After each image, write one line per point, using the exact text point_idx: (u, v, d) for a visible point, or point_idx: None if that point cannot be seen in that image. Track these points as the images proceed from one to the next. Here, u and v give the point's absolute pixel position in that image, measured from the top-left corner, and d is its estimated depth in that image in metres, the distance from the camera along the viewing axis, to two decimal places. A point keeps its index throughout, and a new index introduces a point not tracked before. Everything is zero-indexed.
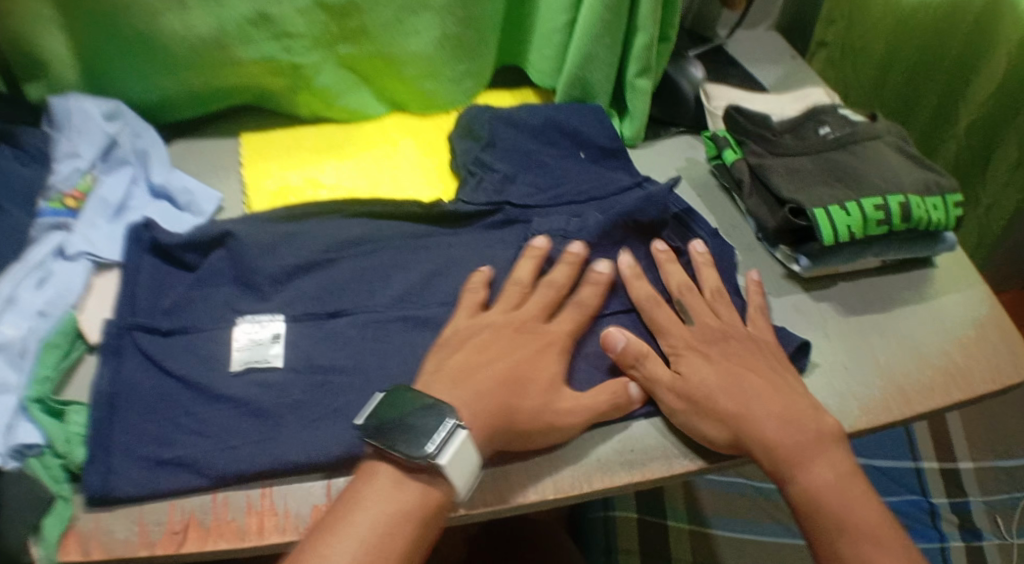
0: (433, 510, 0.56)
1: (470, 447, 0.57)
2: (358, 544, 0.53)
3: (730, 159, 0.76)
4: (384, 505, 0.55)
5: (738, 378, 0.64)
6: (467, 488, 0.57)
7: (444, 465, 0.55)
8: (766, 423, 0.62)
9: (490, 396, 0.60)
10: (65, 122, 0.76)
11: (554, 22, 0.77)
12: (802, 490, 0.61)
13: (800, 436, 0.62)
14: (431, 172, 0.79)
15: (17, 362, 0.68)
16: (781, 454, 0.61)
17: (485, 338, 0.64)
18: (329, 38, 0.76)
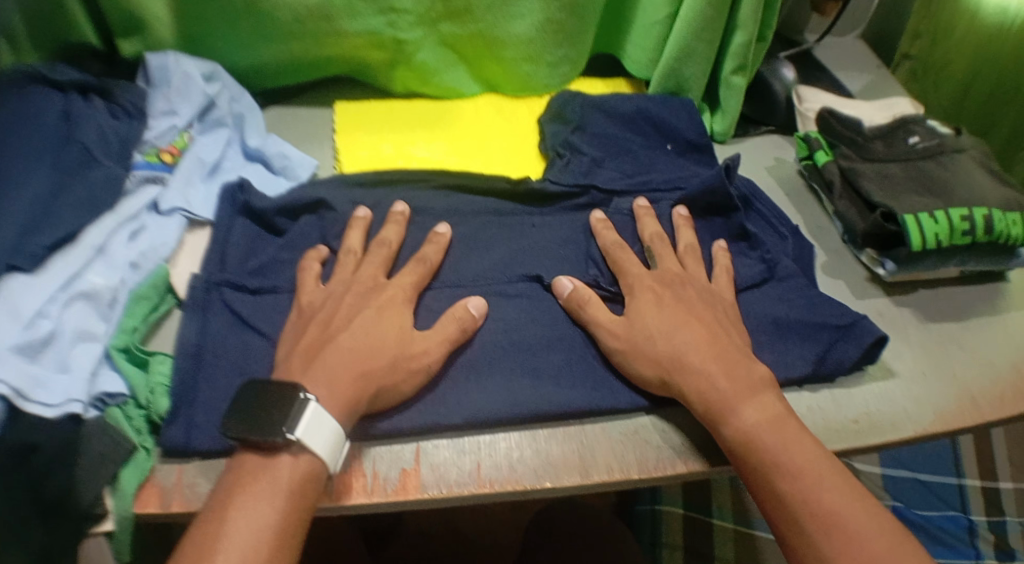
0: (310, 482, 0.57)
1: (325, 416, 0.57)
2: (242, 533, 0.54)
3: (821, 161, 0.78)
4: (270, 485, 0.56)
5: (659, 332, 0.64)
6: (336, 458, 0.58)
7: (299, 438, 0.56)
8: (697, 372, 0.62)
9: (345, 365, 0.61)
10: (162, 80, 0.78)
11: (655, 15, 0.78)
12: (737, 434, 0.59)
13: (738, 382, 0.61)
14: (521, 154, 0.79)
15: (106, 312, 0.68)
16: (711, 396, 0.61)
17: (351, 302, 0.65)
18: (434, 16, 0.77)
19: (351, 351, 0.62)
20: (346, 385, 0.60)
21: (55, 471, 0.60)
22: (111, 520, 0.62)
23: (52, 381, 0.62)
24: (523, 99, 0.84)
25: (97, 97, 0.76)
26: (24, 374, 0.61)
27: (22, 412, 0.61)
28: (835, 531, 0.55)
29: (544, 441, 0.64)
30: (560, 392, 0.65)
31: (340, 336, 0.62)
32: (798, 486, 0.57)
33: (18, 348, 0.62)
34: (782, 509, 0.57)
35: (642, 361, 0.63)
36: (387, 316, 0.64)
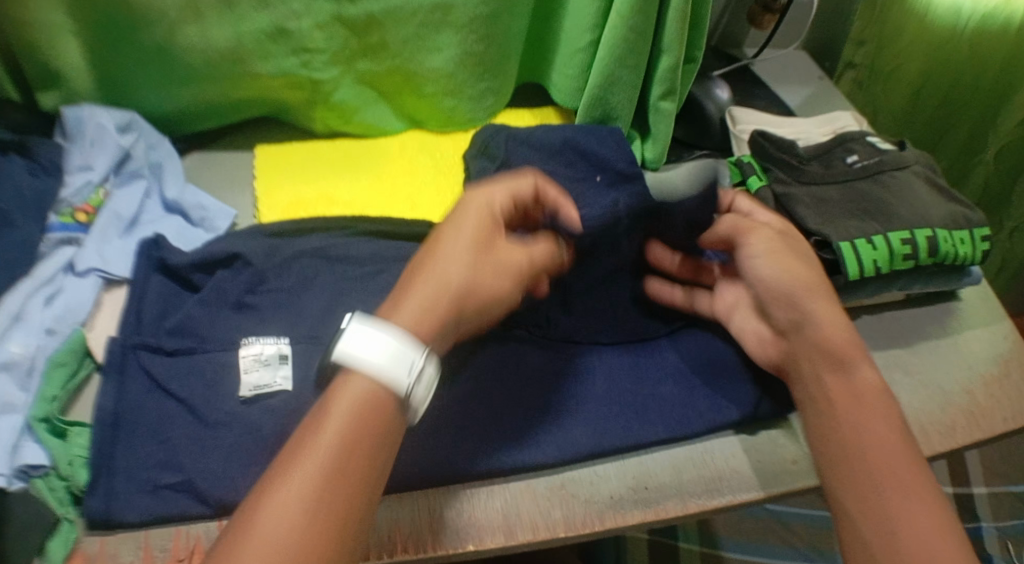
0: (377, 408, 0.51)
1: (373, 329, 0.52)
2: (302, 465, 0.48)
3: (755, 187, 0.75)
4: (354, 407, 0.51)
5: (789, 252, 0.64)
6: (404, 374, 0.52)
7: (347, 354, 0.52)
8: (815, 301, 0.62)
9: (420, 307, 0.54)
10: (77, 132, 0.75)
11: (578, 42, 0.75)
12: (864, 385, 0.60)
13: (841, 322, 0.62)
14: (447, 193, 0.77)
15: (24, 381, 0.66)
16: (834, 344, 0.61)
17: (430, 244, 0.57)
18: (349, 53, 0.75)
19: (434, 272, 0.55)
20: (420, 304, 0.54)
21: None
22: None
23: None
24: (451, 132, 0.82)
25: (17, 154, 0.74)
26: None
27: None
28: (909, 496, 0.54)
29: (467, 502, 0.61)
30: (482, 451, 0.62)
31: (439, 249, 0.56)
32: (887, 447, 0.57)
33: None
34: (857, 469, 0.57)
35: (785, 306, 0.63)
36: (477, 210, 0.58)
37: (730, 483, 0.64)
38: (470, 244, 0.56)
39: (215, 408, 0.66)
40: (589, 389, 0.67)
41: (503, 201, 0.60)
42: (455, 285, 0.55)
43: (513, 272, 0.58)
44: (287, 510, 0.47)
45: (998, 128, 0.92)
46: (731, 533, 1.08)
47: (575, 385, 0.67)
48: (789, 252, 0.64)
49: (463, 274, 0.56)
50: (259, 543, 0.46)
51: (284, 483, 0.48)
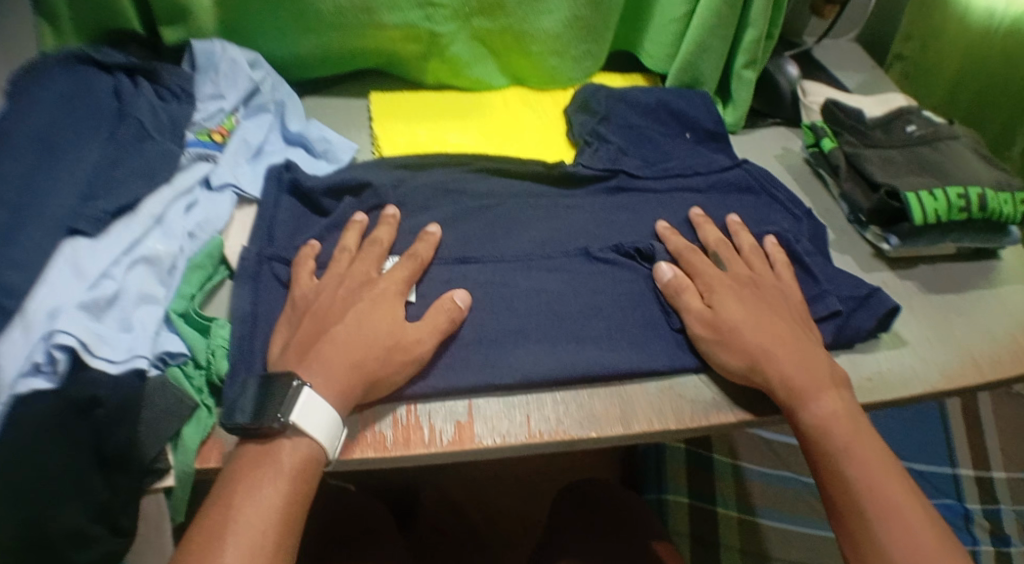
0: (302, 467, 0.59)
1: (320, 404, 0.60)
2: (257, 515, 0.57)
3: (828, 148, 0.84)
4: (289, 466, 0.59)
5: (750, 321, 0.68)
6: (336, 445, 0.61)
7: (293, 422, 0.59)
8: (776, 362, 0.66)
9: (334, 368, 0.62)
10: (207, 65, 0.81)
11: (673, 13, 0.83)
12: (812, 423, 0.64)
13: (812, 371, 0.66)
14: (552, 140, 0.85)
15: (165, 277, 0.70)
16: (794, 384, 0.65)
17: (358, 308, 0.66)
18: (468, 11, 0.82)
19: (346, 340, 0.63)
20: (335, 374, 0.62)
21: (115, 428, 0.62)
22: (173, 476, 0.65)
23: (116, 339, 0.65)
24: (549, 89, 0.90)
25: (144, 80, 0.79)
26: (89, 330, 0.63)
27: (87, 368, 0.63)
28: (892, 521, 0.60)
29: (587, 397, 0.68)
30: (606, 364, 0.68)
31: (327, 343, 0.63)
32: (861, 474, 0.62)
33: (83, 305, 0.64)
34: (832, 487, 0.62)
35: (768, 361, 0.66)
36: (381, 313, 0.65)
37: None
38: (372, 323, 0.65)
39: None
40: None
41: (406, 276, 0.69)
42: (353, 364, 0.62)
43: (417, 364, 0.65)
44: (257, 545, 0.56)
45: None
46: (768, 505, 1.13)
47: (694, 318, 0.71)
48: (741, 329, 0.67)
49: (366, 347, 0.63)
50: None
51: (245, 527, 0.56)
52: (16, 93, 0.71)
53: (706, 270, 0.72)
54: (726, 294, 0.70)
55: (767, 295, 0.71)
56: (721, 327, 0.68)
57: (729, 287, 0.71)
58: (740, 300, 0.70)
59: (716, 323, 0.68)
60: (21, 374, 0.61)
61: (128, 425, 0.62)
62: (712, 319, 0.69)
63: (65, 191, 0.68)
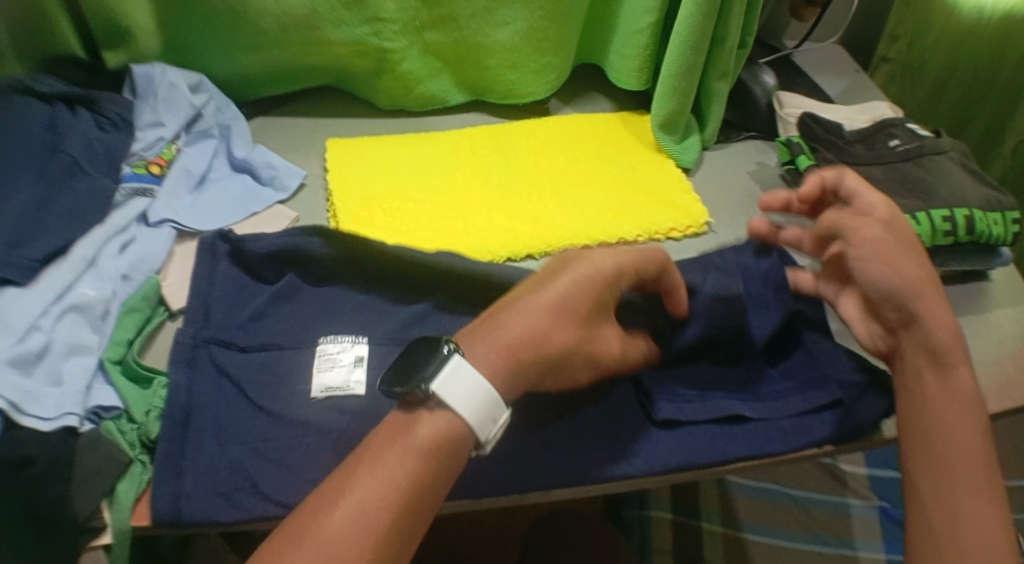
0: (441, 468, 0.49)
1: (468, 373, 0.50)
2: (376, 483, 0.47)
3: (804, 166, 0.77)
4: (394, 479, 0.47)
5: (911, 260, 0.60)
6: (485, 423, 0.50)
7: (439, 392, 0.50)
8: (932, 310, 0.58)
9: (511, 357, 0.52)
10: (148, 90, 0.77)
11: (638, 23, 0.76)
12: (962, 388, 0.57)
13: (959, 338, 0.58)
14: (525, 193, 0.76)
15: (98, 324, 0.68)
16: (943, 337, 0.57)
17: (575, 281, 0.55)
18: (418, 24, 0.77)
19: (538, 313, 0.53)
20: (498, 348, 0.52)
21: (49, 485, 0.59)
22: (110, 533, 0.61)
23: (47, 396, 0.63)
24: (527, 135, 0.80)
25: (83, 108, 0.76)
26: (18, 388, 0.62)
27: (18, 427, 0.61)
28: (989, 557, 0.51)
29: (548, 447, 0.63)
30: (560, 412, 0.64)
31: (522, 298, 0.54)
32: (960, 484, 0.54)
33: (11, 361, 0.63)
34: (937, 457, 0.55)
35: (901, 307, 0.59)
36: (581, 291, 0.55)
37: (806, 427, 0.65)
38: (562, 305, 0.54)
39: (289, 389, 0.65)
40: (684, 410, 0.64)
41: (600, 286, 0.55)
42: (533, 350, 0.52)
43: (569, 384, 0.57)
44: (364, 525, 0.46)
45: (1012, 126, 0.98)
46: (753, 518, 1.06)
47: (669, 404, 0.64)
48: (917, 298, 0.58)
49: (547, 329, 0.53)
50: (327, 539, 0.45)
51: (362, 497, 0.46)
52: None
53: (873, 200, 0.63)
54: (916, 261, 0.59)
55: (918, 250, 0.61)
56: (905, 316, 0.59)
57: (911, 241, 0.61)
58: (915, 256, 0.60)
59: (865, 263, 0.60)
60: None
61: (60, 486, 0.59)
62: (874, 276, 0.60)
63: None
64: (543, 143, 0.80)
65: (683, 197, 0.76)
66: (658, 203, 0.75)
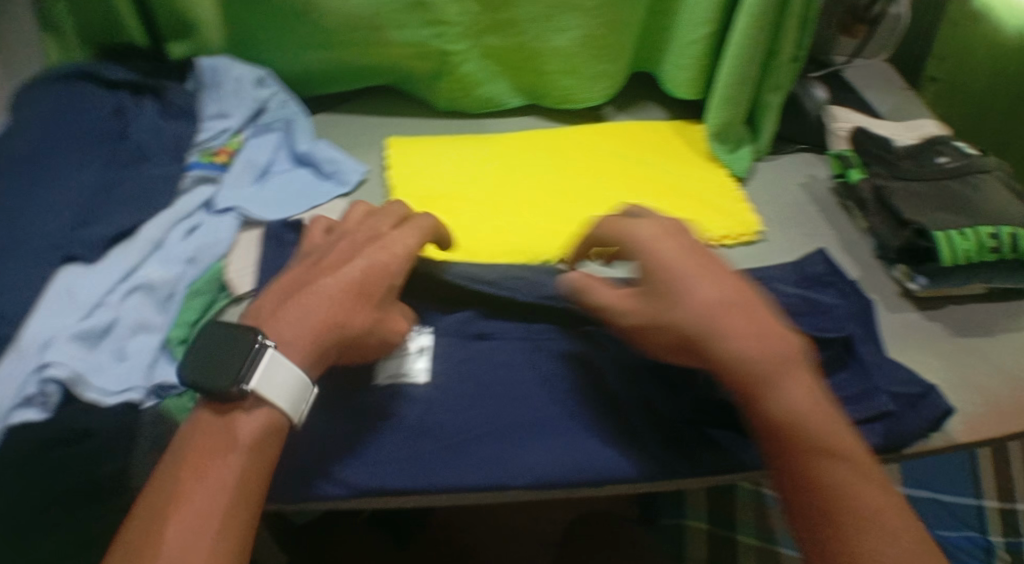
0: (253, 451, 0.53)
1: (285, 367, 0.54)
2: (208, 486, 0.51)
3: (855, 178, 0.80)
4: (200, 460, 0.52)
5: (693, 274, 0.55)
6: (298, 405, 0.55)
7: (255, 388, 0.53)
8: (727, 337, 0.54)
9: (315, 330, 0.57)
10: (214, 83, 0.79)
11: (694, 34, 0.78)
12: (781, 415, 0.54)
13: (770, 348, 0.54)
14: (581, 195, 0.77)
15: (163, 304, 0.70)
16: (736, 367, 0.54)
17: (354, 260, 0.60)
18: (479, 28, 0.79)
19: (319, 299, 0.58)
20: (300, 333, 0.56)
21: (103, 458, 0.63)
22: None
23: (109, 369, 0.65)
24: (584, 142, 0.82)
25: (151, 96, 0.80)
26: (82, 360, 0.65)
27: (79, 399, 0.64)
28: None
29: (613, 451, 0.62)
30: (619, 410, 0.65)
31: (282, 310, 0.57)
32: (876, 535, 0.51)
33: (77, 335, 0.65)
34: (847, 504, 0.52)
35: (703, 348, 0.55)
36: (370, 265, 0.60)
37: None
38: (352, 286, 0.59)
39: None
40: None
41: (382, 272, 0.60)
42: (326, 327, 0.57)
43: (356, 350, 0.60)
44: (204, 520, 0.50)
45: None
46: None
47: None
48: (664, 338, 0.55)
49: (343, 318, 0.58)
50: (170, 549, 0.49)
51: (197, 507, 0.50)
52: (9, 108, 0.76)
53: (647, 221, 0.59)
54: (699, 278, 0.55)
55: (713, 263, 0.58)
56: (692, 348, 0.55)
57: (655, 263, 0.57)
58: (692, 284, 0.55)
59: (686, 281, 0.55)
60: (17, 404, 0.61)
61: (114, 458, 0.63)
62: (659, 312, 0.56)
63: (54, 219, 0.69)
64: (600, 147, 0.81)
65: (735, 207, 0.78)
66: (711, 212, 0.77)
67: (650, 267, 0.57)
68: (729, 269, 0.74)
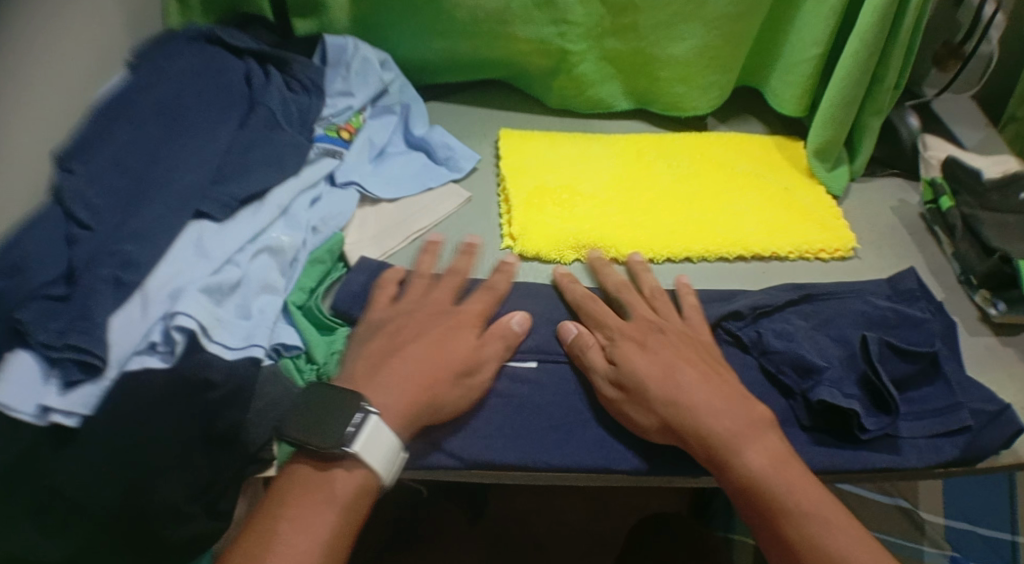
0: (352, 501, 0.59)
1: (385, 432, 0.60)
2: (305, 539, 0.56)
3: (946, 206, 0.82)
4: (303, 515, 0.57)
5: (657, 368, 0.64)
6: (391, 467, 0.60)
7: (356, 451, 0.59)
8: (732, 432, 0.61)
9: (405, 404, 0.62)
10: (342, 62, 0.83)
11: (806, 54, 0.82)
12: (739, 482, 0.60)
13: (743, 422, 0.62)
14: (690, 199, 0.80)
15: (286, 268, 0.73)
16: (711, 441, 0.61)
17: (419, 324, 0.67)
18: (601, 31, 0.82)
19: (412, 359, 0.64)
20: (399, 412, 0.61)
21: (228, 411, 0.64)
22: (276, 465, 0.66)
23: (234, 326, 0.67)
24: (692, 148, 0.85)
25: (275, 70, 0.83)
26: (209, 314, 0.66)
27: (202, 350, 0.65)
28: None
29: None
30: None
31: (368, 389, 0.62)
32: None
33: (207, 289, 0.68)
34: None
35: (708, 436, 0.61)
36: (451, 344, 0.66)
37: (940, 448, 0.68)
38: (440, 348, 0.65)
39: None
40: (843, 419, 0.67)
41: (467, 339, 0.67)
42: (417, 402, 0.62)
43: (445, 412, 0.64)
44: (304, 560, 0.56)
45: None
46: None
47: (826, 414, 0.67)
48: (677, 420, 0.62)
49: (435, 395, 0.63)
50: None
51: (294, 547, 0.56)
52: (142, 62, 0.78)
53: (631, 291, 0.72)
54: (654, 365, 0.64)
55: (696, 348, 0.67)
56: (700, 434, 0.61)
57: (654, 374, 0.64)
58: (666, 386, 0.63)
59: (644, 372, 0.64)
60: (137, 350, 0.65)
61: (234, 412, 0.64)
62: (658, 411, 0.63)
63: (193, 173, 0.72)
64: (708, 154, 0.85)
65: (833, 221, 0.80)
66: (813, 224, 0.80)
67: (621, 356, 0.66)
68: (824, 280, 0.78)
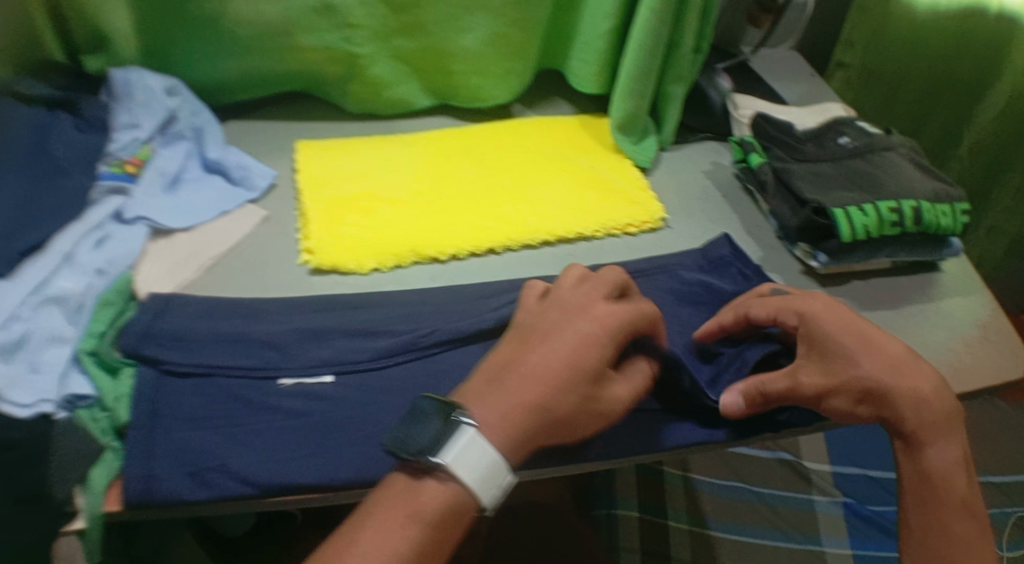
0: (450, 525, 0.52)
1: (481, 443, 0.53)
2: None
3: (755, 163, 0.80)
4: (376, 543, 0.51)
5: (857, 350, 0.62)
6: (489, 489, 0.53)
7: (447, 464, 0.53)
8: (902, 390, 0.61)
9: (517, 416, 0.54)
10: (126, 95, 0.80)
11: (598, 29, 0.80)
12: (932, 468, 0.60)
13: (940, 410, 0.61)
14: (490, 190, 0.80)
15: (74, 316, 0.69)
16: (922, 421, 0.60)
17: (546, 330, 0.58)
18: (388, 31, 0.81)
19: (540, 366, 0.56)
20: (499, 409, 0.55)
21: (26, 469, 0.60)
22: (83, 517, 0.62)
23: (29, 381, 0.64)
24: (490, 138, 0.85)
25: (63, 111, 0.79)
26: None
27: None
28: None
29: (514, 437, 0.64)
30: None
31: (524, 369, 0.56)
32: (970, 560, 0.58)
33: None
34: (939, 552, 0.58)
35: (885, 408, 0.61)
36: (562, 345, 0.57)
37: (756, 419, 0.66)
38: (584, 342, 0.57)
39: (260, 377, 0.67)
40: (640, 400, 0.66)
41: (598, 341, 0.57)
42: (534, 408, 0.55)
43: (569, 427, 0.56)
44: None
45: (1007, 175, 1.03)
46: (720, 517, 1.11)
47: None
48: (876, 398, 0.61)
49: (550, 401, 0.55)
50: None
51: None
52: None
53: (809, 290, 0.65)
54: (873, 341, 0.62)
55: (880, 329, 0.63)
56: (880, 402, 0.61)
57: (848, 337, 0.62)
58: (858, 356, 0.61)
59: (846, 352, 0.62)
60: None
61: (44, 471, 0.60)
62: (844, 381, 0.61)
63: None
64: (506, 143, 0.85)
65: (640, 195, 0.81)
66: (618, 201, 0.80)
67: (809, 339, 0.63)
68: (630, 256, 0.77)
